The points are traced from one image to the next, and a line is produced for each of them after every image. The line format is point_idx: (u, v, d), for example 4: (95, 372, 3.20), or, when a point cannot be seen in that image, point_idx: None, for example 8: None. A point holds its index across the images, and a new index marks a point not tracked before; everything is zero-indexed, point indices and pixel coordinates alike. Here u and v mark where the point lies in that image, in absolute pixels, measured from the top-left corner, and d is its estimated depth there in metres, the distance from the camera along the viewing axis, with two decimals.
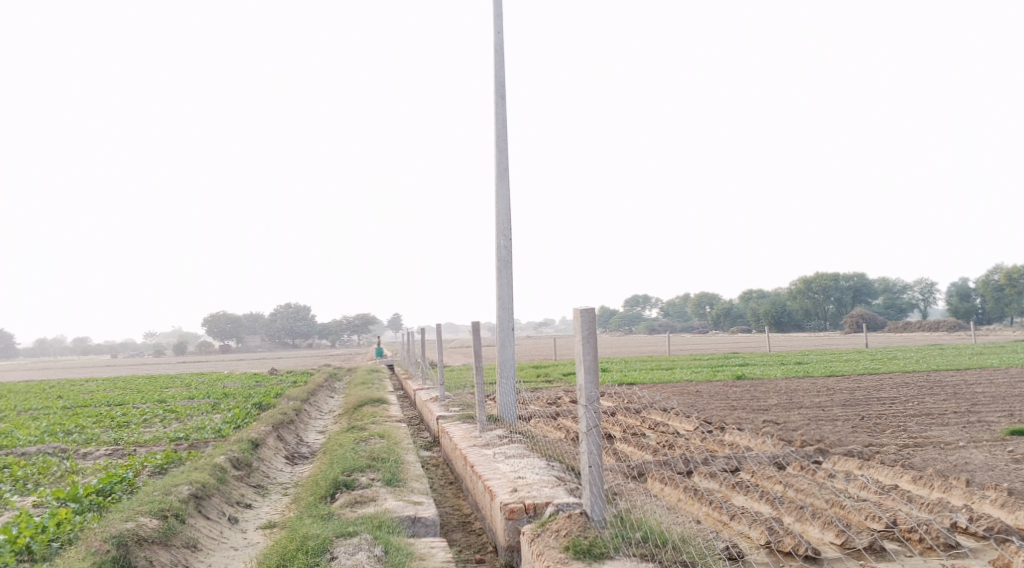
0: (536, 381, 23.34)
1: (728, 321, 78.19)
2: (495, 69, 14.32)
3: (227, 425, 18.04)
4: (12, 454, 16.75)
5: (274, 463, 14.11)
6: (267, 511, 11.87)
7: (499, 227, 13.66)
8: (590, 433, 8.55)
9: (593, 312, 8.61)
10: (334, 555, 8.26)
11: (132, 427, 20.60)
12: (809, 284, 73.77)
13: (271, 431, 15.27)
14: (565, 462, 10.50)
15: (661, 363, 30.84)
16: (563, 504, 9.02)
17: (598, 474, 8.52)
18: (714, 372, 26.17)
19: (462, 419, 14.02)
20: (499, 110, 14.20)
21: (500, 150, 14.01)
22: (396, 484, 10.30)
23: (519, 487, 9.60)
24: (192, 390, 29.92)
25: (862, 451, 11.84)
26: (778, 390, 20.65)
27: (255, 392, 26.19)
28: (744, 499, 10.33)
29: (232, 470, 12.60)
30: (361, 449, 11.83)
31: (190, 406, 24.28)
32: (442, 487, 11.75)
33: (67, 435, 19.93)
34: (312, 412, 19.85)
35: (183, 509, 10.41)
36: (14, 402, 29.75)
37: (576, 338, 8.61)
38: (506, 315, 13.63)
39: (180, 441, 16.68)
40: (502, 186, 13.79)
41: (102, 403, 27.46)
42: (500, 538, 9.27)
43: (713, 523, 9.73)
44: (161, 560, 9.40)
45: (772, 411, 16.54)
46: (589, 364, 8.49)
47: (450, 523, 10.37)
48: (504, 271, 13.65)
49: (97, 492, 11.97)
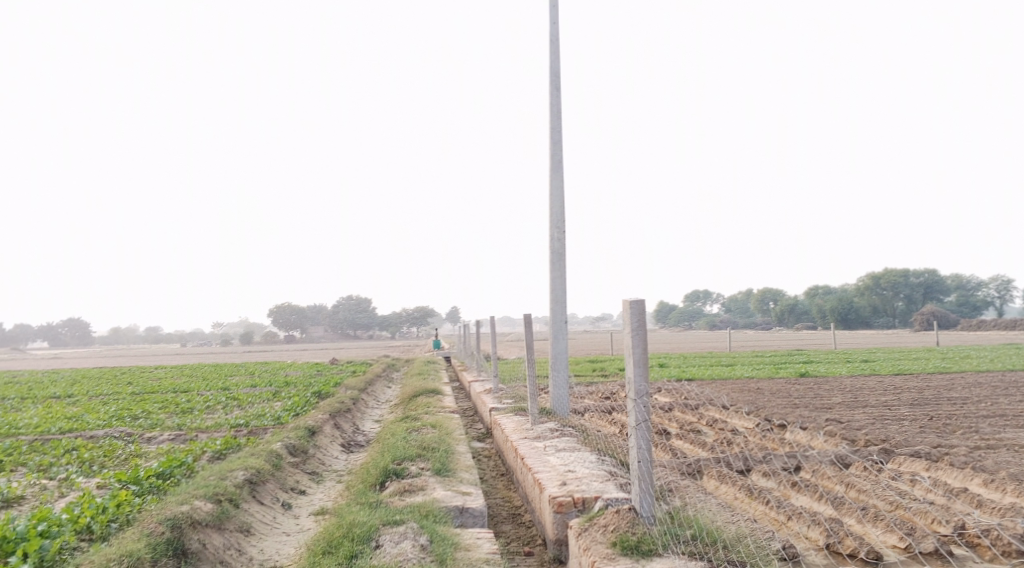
0: (594, 375, 23.17)
1: (793, 318, 76.87)
2: (551, 59, 14.16)
3: (286, 412, 18.21)
4: (80, 437, 17.14)
5: (330, 451, 14.18)
6: (321, 497, 11.92)
7: (553, 218, 13.52)
8: (640, 427, 8.37)
9: (642, 304, 8.42)
10: (379, 543, 8.23)
11: (195, 413, 20.94)
12: (877, 280, 71.50)
13: (328, 420, 15.36)
14: (616, 457, 10.34)
15: (722, 358, 30.40)
16: (612, 499, 8.86)
17: (647, 469, 8.35)
18: (776, 369, 25.67)
19: (515, 411, 13.93)
20: (554, 101, 14.04)
21: (556, 141, 13.86)
22: (445, 474, 10.26)
23: (568, 481, 9.47)
24: (255, 378, 30.40)
25: (931, 453, 11.42)
26: (842, 388, 20.16)
27: (315, 381, 26.45)
28: (803, 498, 10.04)
29: (288, 456, 12.68)
30: (412, 438, 11.81)
31: (253, 394, 24.61)
32: (493, 478, 11.67)
33: (134, 420, 20.35)
34: (370, 402, 19.96)
35: (237, 494, 10.49)
36: (85, 387, 30.54)
37: (626, 330, 8.44)
38: (560, 308, 13.48)
39: (240, 427, 16.89)
40: (556, 177, 13.64)
41: (168, 390, 28.02)
42: (548, 531, 9.15)
43: (770, 522, 9.47)
44: (214, 544, 9.46)
45: (835, 410, 16.13)
46: (638, 358, 8.33)
47: (500, 515, 10.28)
48: (558, 264, 13.50)
49: (157, 475, 12.12)
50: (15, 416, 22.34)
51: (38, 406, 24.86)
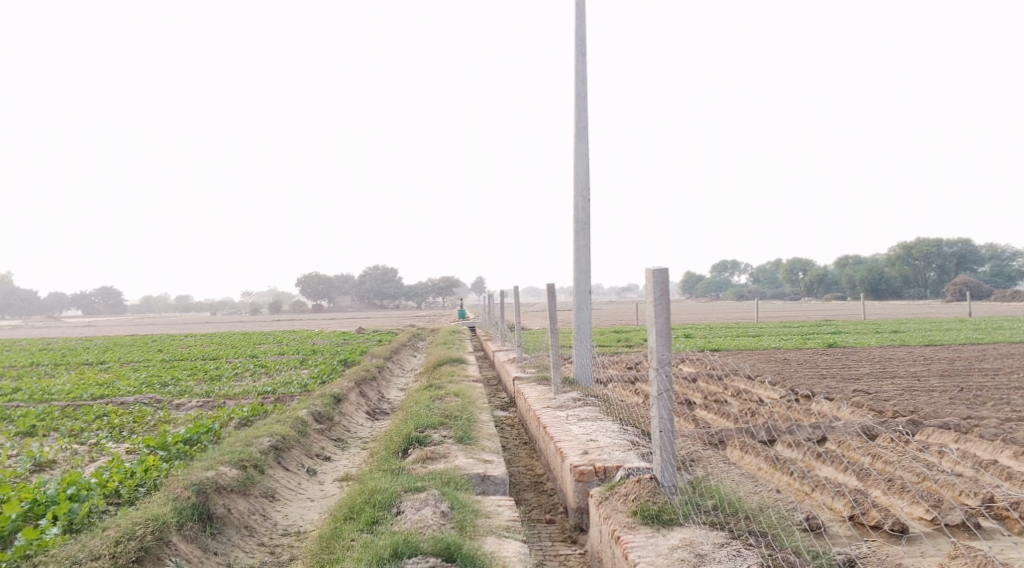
0: (618, 346, 23.12)
1: (822, 288, 76.22)
2: (576, 25, 13.99)
3: (313, 380, 18.33)
4: (111, 403, 17.38)
5: (355, 418, 14.27)
6: (346, 464, 12.00)
7: (577, 187, 13.41)
8: (661, 396, 8.32)
9: (665, 273, 8.32)
10: (401, 509, 8.27)
11: (223, 380, 21.16)
12: (909, 250, 70.90)
13: (354, 387, 15.44)
14: (639, 427, 10.31)
15: (749, 329, 30.21)
16: (634, 468, 8.83)
17: (669, 439, 8.31)
18: (804, 340, 25.47)
19: (539, 380, 13.92)
20: (580, 67, 13.89)
21: (580, 108, 13.72)
22: (468, 442, 10.29)
23: (589, 450, 9.46)
24: (283, 346, 30.66)
25: (960, 424, 11.28)
26: (871, 359, 19.98)
27: (341, 350, 26.61)
28: (828, 469, 9.97)
29: (313, 423, 12.78)
30: (436, 407, 11.85)
31: (280, 362, 24.81)
32: (516, 447, 11.69)
33: (163, 387, 20.57)
34: (395, 370, 20.05)
35: (262, 460, 10.59)
36: (116, 355, 30.85)
37: (648, 300, 8.37)
38: (583, 278, 13.42)
39: (267, 394, 17.03)
40: (581, 145, 13.52)
41: (198, 357, 28.31)
42: (570, 500, 9.15)
43: (794, 493, 9.42)
44: (239, 509, 9.55)
45: (863, 381, 15.98)
46: (661, 327, 8.27)
47: (522, 483, 10.30)
48: (582, 233, 13.42)
49: (185, 441, 12.25)
50: (48, 382, 22.68)
51: (70, 373, 25.24)
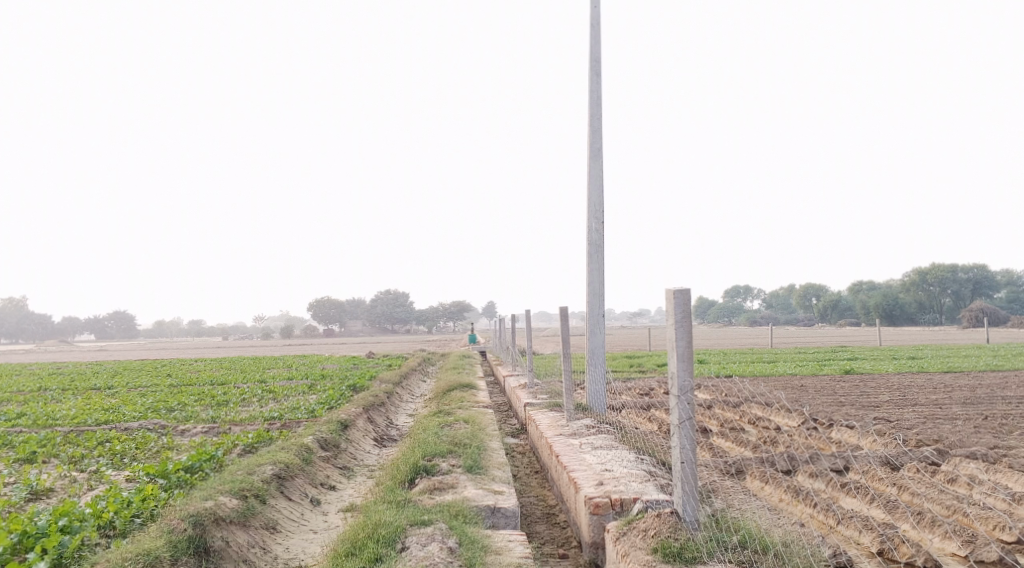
0: (630, 371, 22.68)
1: (835, 314, 75.65)
2: (591, 44, 13.71)
3: (321, 406, 17.96)
4: (114, 429, 17.02)
5: (363, 445, 13.87)
6: (350, 494, 11.60)
7: (592, 209, 13.07)
8: (683, 425, 7.93)
9: (687, 294, 7.94)
10: (406, 545, 7.87)
11: (230, 405, 20.81)
12: (924, 275, 70.21)
13: (361, 413, 15.05)
14: (656, 457, 9.90)
15: (763, 356, 29.82)
16: (652, 501, 8.41)
17: (691, 471, 7.92)
18: (819, 366, 24.98)
19: (550, 406, 13.52)
20: (594, 87, 13.59)
21: (595, 129, 13.41)
22: (477, 472, 9.89)
23: (605, 481, 9.03)
24: (292, 371, 30.29)
25: (989, 453, 10.79)
26: (890, 385, 19.53)
27: (350, 374, 26.22)
28: (854, 501, 9.52)
29: (319, 450, 12.39)
30: (444, 434, 11.44)
31: (288, 386, 24.42)
32: (527, 476, 11.27)
33: (169, 412, 20.21)
34: (403, 395, 19.66)
35: (264, 490, 10.20)
36: (124, 379, 30.50)
37: (669, 322, 7.99)
38: (597, 302, 13.03)
39: (274, 420, 16.65)
40: (595, 166, 13.18)
41: (206, 381, 28.00)
42: (584, 534, 8.74)
43: (818, 526, 9.01)
44: (237, 542, 9.16)
45: (883, 408, 15.51)
46: (682, 351, 7.89)
47: (533, 514, 9.87)
48: (596, 256, 13.05)
49: (186, 469, 11.87)
50: (53, 406, 22.40)
51: (77, 397, 24.93)
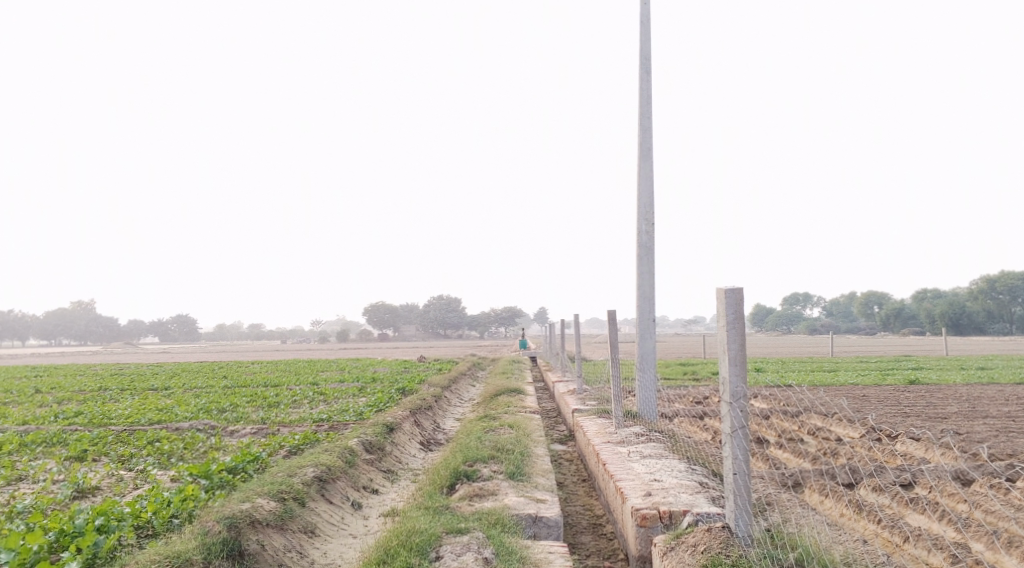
0: (683, 379, 22.10)
1: (898, 322, 73.83)
2: (641, 41, 13.29)
3: (369, 408, 17.76)
4: (164, 429, 16.98)
5: (408, 449, 13.57)
6: (393, 498, 11.32)
7: (641, 211, 12.63)
8: (736, 434, 7.48)
9: (740, 293, 7.50)
10: (440, 555, 7.55)
11: (281, 407, 20.76)
12: (993, 283, 68.20)
13: (408, 416, 14.76)
14: (709, 467, 9.45)
15: (823, 364, 29.02)
16: (703, 514, 7.98)
17: (744, 482, 7.46)
18: (883, 376, 24.15)
19: (599, 413, 13.10)
20: (645, 85, 13.16)
21: (645, 128, 12.98)
22: (520, 479, 9.53)
23: (653, 492, 8.60)
24: (345, 374, 30.31)
25: None
26: (958, 396, 18.68)
27: (402, 378, 26.14)
28: (921, 518, 8.99)
29: (363, 453, 12.11)
30: (487, 439, 11.09)
31: (339, 389, 24.29)
32: (573, 484, 10.88)
33: (219, 413, 20.20)
34: (452, 400, 19.37)
35: (304, 493, 9.94)
36: (180, 381, 30.74)
37: (720, 323, 7.55)
38: (647, 305, 12.58)
39: (321, 422, 16.49)
40: (646, 166, 12.74)
41: (260, 383, 28.07)
42: (631, 547, 8.31)
43: (883, 544, 8.54)
44: (274, 545, 8.89)
45: (950, 419, 14.79)
46: (735, 354, 7.46)
47: (579, 524, 9.47)
48: (646, 258, 12.62)
49: (228, 470, 11.67)
50: (110, 406, 22.60)
51: (134, 398, 25.10)
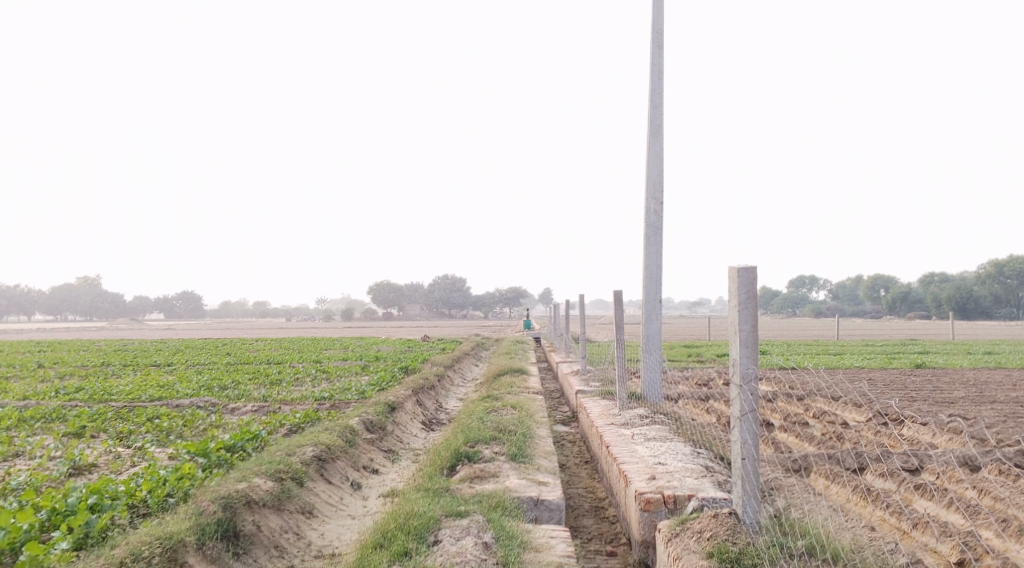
0: (687, 361, 21.92)
1: (904, 307, 73.66)
2: (653, 16, 13.02)
3: (372, 386, 17.60)
4: (165, 405, 16.84)
5: (410, 428, 13.41)
6: (393, 479, 11.17)
7: (649, 189, 12.40)
8: (745, 418, 7.29)
9: (752, 273, 7.28)
10: (439, 538, 7.39)
11: (283, 385, 20.61)
12: (1001, 268, 67.78)
13: (410, 395, 14.59)
14: (714, 451, 9.27)
15: (829, 347, 28.84)
16: (709, 499, 7.82)
17: (752, 468, 7.29)
18: (889, 359, 23.89)
19: (603, 394, 12.92)
20: (656, 61, 12.90)
21: (655, 104, 12.73)
22: (522, 460, 9.36)
23: (658, 475, 8.42)
24: (348, 352, 30.20)
25: None
26: (965, 380, 18.52)
27: (405, 357, 25.99)
28: (930, 505, 8.82)
29: (364, 432, 11.94)
30: (489, 419, 10.93)
31: (342, 367, 24.15)
32: (576, 466, 10.71)
33: (222, 390, 20.08)
34: (455, 379, 19.21)
35: (302, 472, 9.78)
36: (184, 357, 30.60)
37: (732, 303, 7.34)
38: (654, 286, 12.37)
39: (323, 400, 16.34)
40: (655, 143, 12.49)
41: (263, 360, 27.93)
42: (635, 532, 8.14)
43: (891, 531, 8.40)
44: (270, 527, 8.74)
45: (959, 404, 14.60)
46: (747, 336, 7.26)
47: (581, 507, 9.30)
48: (653, 238, 12.40)
49: (227, 448, 11.51)
50: (111, 382, 22.49)
51: (137, 373, 24.98)
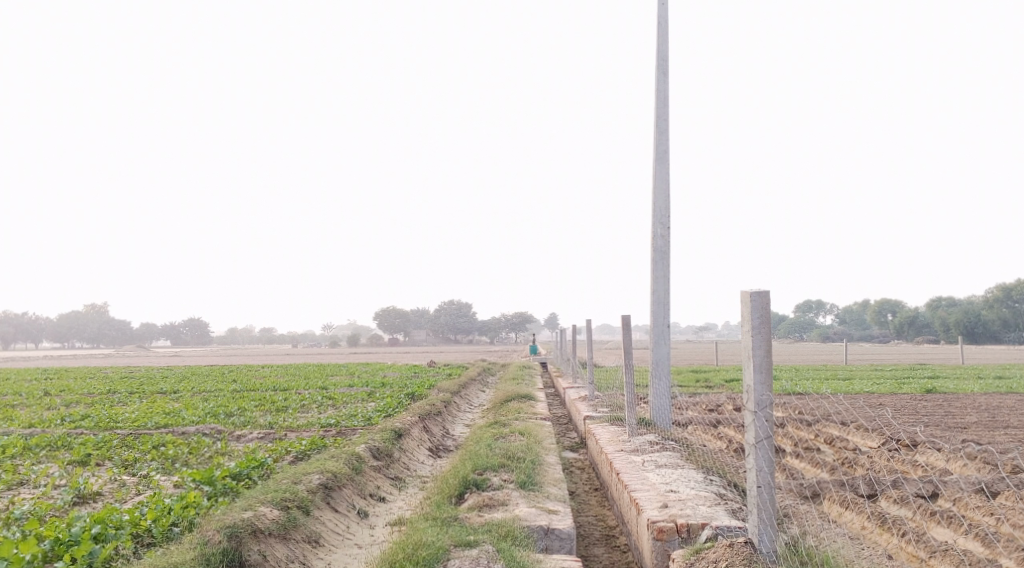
0: (695, 386, 21.75)
1: (912, 331, 73.27)
2: (659, 42, 13.01)
3: (378, 413, 17.48)
4: (170, 433, 16.72)
5: (417, 455, 13.28)
6: (400, 507, 11.04)
7: (656, 214, 12.33)
8: (760, 445, 7.18)
9: (764, 297, 7.19)
10: None
11: (289, 412, 20.50)
12: (1009, 292, 67.39)
13: (417, 422, 14.47)
14: (726, 478, 9.14)
15: (837, 372, 28.63)
16: (723, 528, 7.68)
17: (768, 495, 7.17)
18: (898, 384, 23.72)
19: (612, 420, 12.79)
20: (661, 87, 12.87)
21: (661, 130, 12.69)
22: (531, 488, 9.24)
23: (670, 503, 8.29)
24: (354, 378, 30.07)
25: None
26: (976, 405, 18.33)
27: (411, 383, 25.86)
28: (946, 532, 8.67)
29: (371, 459, 11.82)
30: (497, 446, 10.81)
31: (348, 393, 24.01)
32: (585, 493, 10.57)
33: (227, 417, 19.96)
34: (461, 406, 19.08)
35: (308, 501, 9.66)
36: (190, 384, 30.50)
37: (745, 327, 7.25)
38: (662, 310, 12.27)
39: (329, 427, 16.22)
40: (661, 169, 12.44)
41: (269, 387, 27.82)
42: (647, 561, 8.00)
43: (909, 559, 8.24)
44: (276, 556, 8.61)
45: (971, 429, 14.44)
46: (760, 361, 7.16)
47: (592, 536, 9.17)
48: (661, 263, 12.32)
49: (232, 476, 11.39)
50: (117, 409, 22.37)
51: (142, 401, 24.87)
